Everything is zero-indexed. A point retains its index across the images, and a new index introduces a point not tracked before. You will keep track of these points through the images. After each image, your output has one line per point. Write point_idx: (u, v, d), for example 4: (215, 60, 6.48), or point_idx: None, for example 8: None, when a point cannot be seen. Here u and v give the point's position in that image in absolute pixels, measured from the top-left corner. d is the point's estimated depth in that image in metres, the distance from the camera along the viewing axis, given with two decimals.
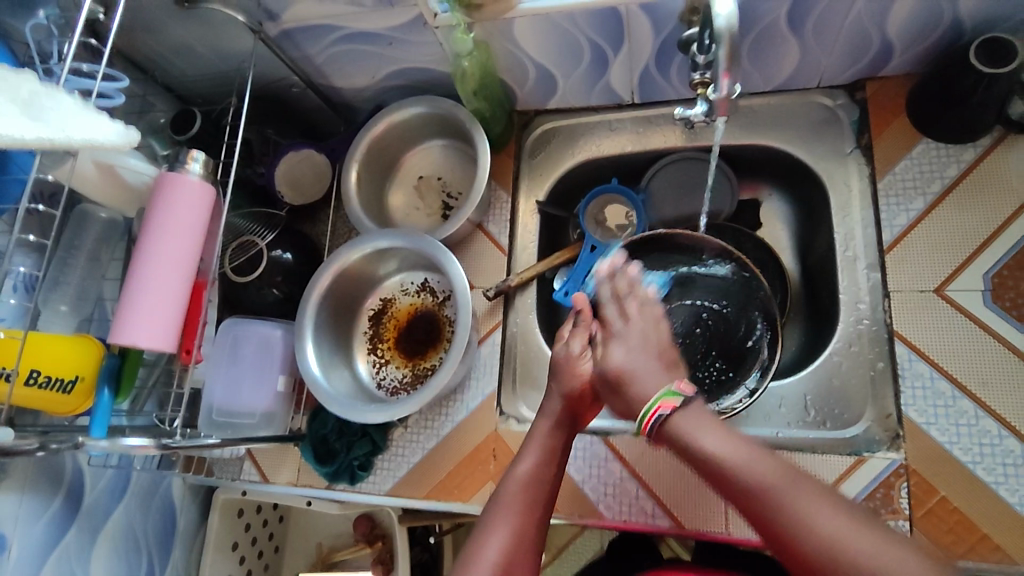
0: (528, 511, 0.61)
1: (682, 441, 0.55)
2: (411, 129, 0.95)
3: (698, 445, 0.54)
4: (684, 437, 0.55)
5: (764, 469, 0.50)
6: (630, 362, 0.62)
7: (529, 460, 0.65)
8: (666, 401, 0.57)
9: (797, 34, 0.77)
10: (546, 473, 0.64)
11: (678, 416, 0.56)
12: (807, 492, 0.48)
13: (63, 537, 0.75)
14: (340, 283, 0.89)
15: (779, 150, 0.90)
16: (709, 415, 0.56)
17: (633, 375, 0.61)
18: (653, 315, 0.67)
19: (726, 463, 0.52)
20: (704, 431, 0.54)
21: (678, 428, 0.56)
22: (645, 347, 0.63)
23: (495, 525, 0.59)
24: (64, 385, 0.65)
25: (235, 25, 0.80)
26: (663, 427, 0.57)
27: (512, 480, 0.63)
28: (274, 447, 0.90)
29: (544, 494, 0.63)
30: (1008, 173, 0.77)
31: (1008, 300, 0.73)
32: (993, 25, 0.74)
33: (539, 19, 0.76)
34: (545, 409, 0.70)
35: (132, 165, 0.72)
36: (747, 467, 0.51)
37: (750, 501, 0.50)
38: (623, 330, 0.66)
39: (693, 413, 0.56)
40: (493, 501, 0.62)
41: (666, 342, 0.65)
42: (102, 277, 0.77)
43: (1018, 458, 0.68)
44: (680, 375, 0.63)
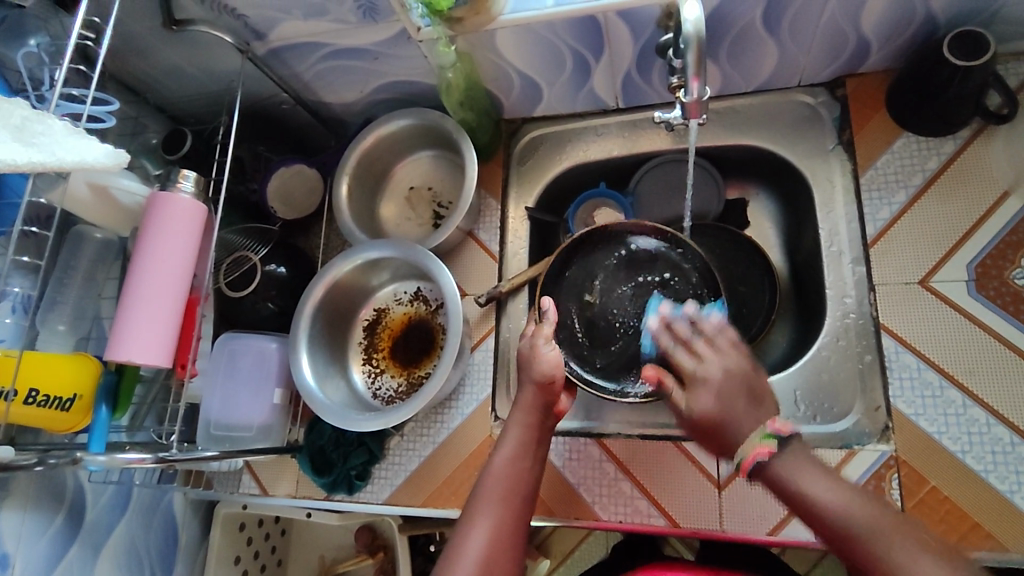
0: (507, 501, 0.63)
1: (784, 486, 0.55)
2: (399, 141, 0.97)
3: (803, 491, 0.54)
4: (789, 481, 0.55)
5: (877, 521, 0.51)
6: (719, 408, 0.61)
7: (506, 450, 0.67)
8: (762, 445, 0.56)
9: (774, 34, 0.78)
10: (523, 463, 0.66)
11: (778, 460, 0.56)
12: (920, 549, 0.49)
13: (66, 554, 0.76)
14: (333, 296, 0.90)
15: (762, 149, 0.91)
16: (808, 456, 0.56)
17: (727, 421, 0.60)
18: (727, 347, 0.66)
19: (833, 511, 0.53)
20: (811, 479, 0.54)
21: (779, 471, 0.56)
22: (729, 384, 0.62)
23: (476, 518, 0.61)
24: (63, 403, 0.66)
25: (223, 46, 0.81)
26: (762, 469, 0.56)
27: (490, 472, 0.65)
28: (273, 459, 0.91)
29: (523, 483, 0.65)
30: (988, 163, 0.78)
31: (992, 289, 0.74)
32: (966, 19, 0.75)
33: (520, 29, 0.77)
34: (519, 398, 0.71)
35: (127, 186, 0.73)
36: (860, 520, 0.51)
37: (860, 552, 0.51)
38: (700, 372, 0.64)
39: (793, 452, 0.56)
40: (474, 494, 0.64)
41: (749, 372, 0.63)
42: (99, 296, 0.79)
43: (1007, 446, 0.68)
44: (768, 406, 0.62)
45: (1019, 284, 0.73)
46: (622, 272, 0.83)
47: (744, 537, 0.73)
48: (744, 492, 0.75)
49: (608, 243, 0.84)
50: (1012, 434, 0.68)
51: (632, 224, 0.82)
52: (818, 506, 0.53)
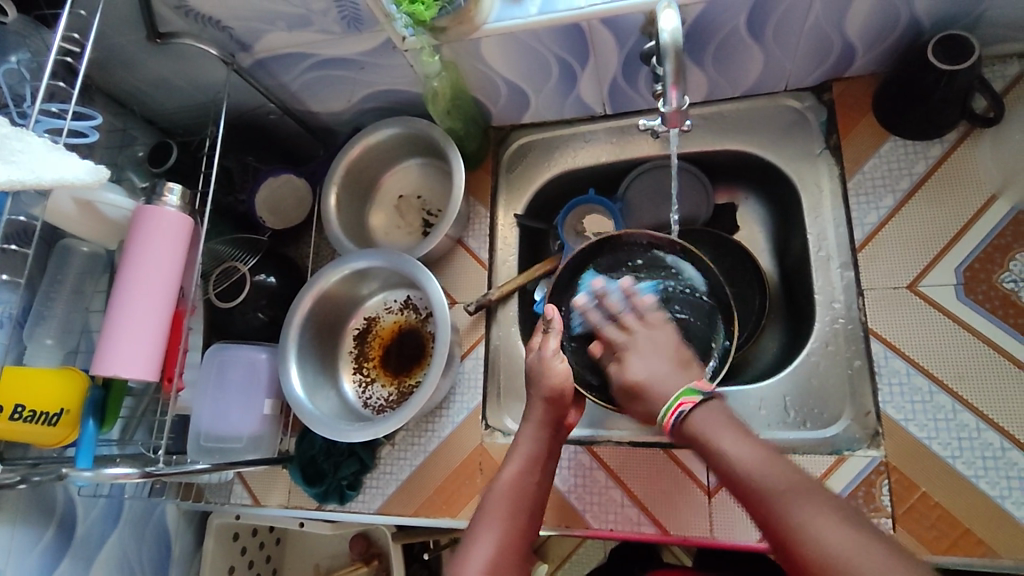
0: (511, 518, 0.62)
1: (701, 442, 0.58)
2: (387, 150, 0.97)
3: (714, 446, 0.57)
4: (704, 436, 0.58)
5: (777, 474, 0.52)
6: (648, 372, 0.64)
7: (514, 465, 0.66)
8: (685, 399, 0.60)
9: (758, 40, 0.78)
10: (531, 478, 0.65)
11: (696, 414, 0.59)
12: (815, 500, 0.50)
13: (56, 569, 0.76)
14: (322, 305, 0.90)
15: (750, 154, 0.91)
16: (726, 416, 0.59)
17: (651, 384, 0.64)
18: (658, 322, 0.70)
19: (738, 465, 0.54)
20: (722, 434, 0.57)
21: (696, 426, 0.59)
22: (658, 352, 0.66)
23: (480, 531, 0.61)
24: (49, 418, 0.66)
25: (208, 57, 0.81)
26: (682, 425, 0.60)
27: (496, 487, 0.65)
28: (264, 470, 0.91)
29: (530, 498, 0.64)
30: (975, 167, 0.78)
31: (981, 292, 0.74)
32: (950, 23, 0.75)
33: (504, 38, 0.77)
34: (529, 413, 0.70)
35: (111, 201, 0.73)
36: (759, 471, 0.53)
37: (758, 503, 0.52)
38: (633, 341, 0.68)
39: (711, 410, 0.59)
40: (479, 509, 0.64)
41: (678, 344, 0.68)
42: (87, 309, 0.79)
43: (997, 451, 0.68)
44: (694, 371, 0.66)
45: (1007, 288, 0.73)
46: (628, 287, 0.77)
47: (735, 544, 0.73)
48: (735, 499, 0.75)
49: (606, 260, 0.78)
50: (1002, 439, 0.68)
51: (633, 233, 0.77)
52: (727, 462, 0.55)
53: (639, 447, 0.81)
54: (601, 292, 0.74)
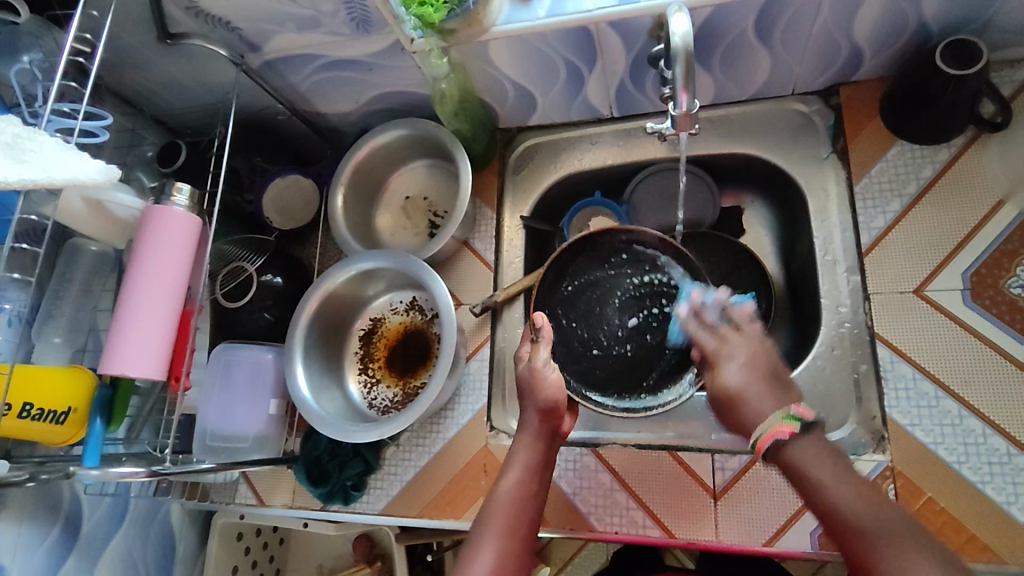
0: (513, 525, 0.61)
1: (795, 472, 0.55)
2: (394, 151, 0.97)
3: (811, 480, 0.54)
4: (800, 464, 0.55)
5: (881, 517, 0.50)
6: (744, 382, 0.61)
7: (513, 474, 0.66)
8: (783, 426, 0.56)
9: (766, 44, 0.78)
10: (530, 488, 0.65)
11: (793, 445, 0.55)
12: (917, 551, 0.48)
13: (61, 567, 0.76)
14: (329, 306, 0.90)
15: (757, 157, 0.91)
16: (828, 449, 0.55)
17: (744, 398, 0.60)
18: (756, 336, 0.66)
19: (834, 502, 0.52)
20: (822, 468, 0.54)
21: (791, 457, 0.55)
22: (755, 363, 0.63)
23: (481, 540, 0.59)
24: (57, 416, 0.66)
25: (218, 58, 0.82)
26: (776, 450, 0.56)
27: (497, 496, 0.64)
28: (269, 470, 0.91)
29: (529, 507, 0.64)
30: (982, 172, 0.78)
31: (988, 298, 0.74)
32: (959, 28, 0.75)
33: (513, 40, 0.78)
34: (525, 423, 0.70)
35: (120, 200, 0.73)
36: (862, 513, 0.51)
37: (855, 546, 0.50)
38: (729, 351, 0.65)
39: (811, 441, 0.56)
40: (480, 515, 0.63)
41: (775, 361, 0.64)
42: (95, 308, 0.79)
43: (1003, 457, 0.68)
44: (791, 394, 0.61)
45: (1014, 293, 0.73)
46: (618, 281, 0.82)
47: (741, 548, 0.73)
48: (740, 502, 0.75)
49: (603, 251, 0.83)
50: (1008, 444, 0.68)
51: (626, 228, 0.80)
52: (824, 498, 0.53)
53: (644, 450, 0.81)
54: (696, 304, 0.72)
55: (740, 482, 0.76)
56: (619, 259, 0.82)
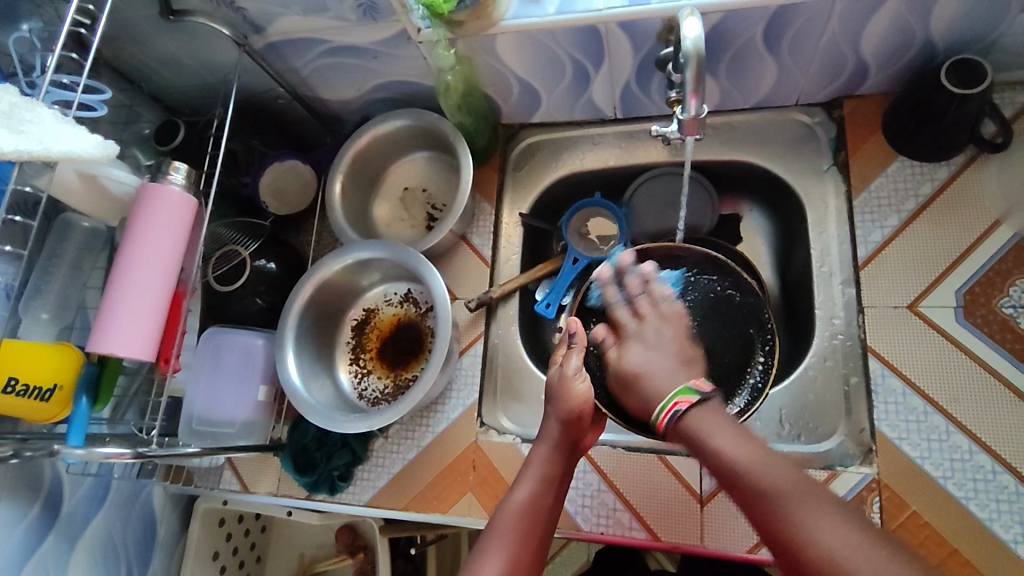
0: (522, 540, 0.60)
1: (694, 439, 0.54)
2: (395, 141, 0.96)
3: (712, 445, 0.53)
4: (696, 433, 0.54)
5: (780, 475, 0.49)
6: (644, 363, 0.62)
7: (527, 487, 0.65)
8: (682, 397, 0.56)
9: (773, 52, 0.78)
10: (546, 499, 0.64)
11: (691, 413, 0.55)
12: (818, 504, 0.47)
13: (41, 545, 0.75)
14: (322, 294, 0.89)
15: (758, 166, 0.91)
16: (725, 415, 0.55)
17: (647, 376, 0.61)
18: (676, 317, 0.67)
19: (738, 463, 0.51)
20: (716, 432, 0.53)
21: (692, 426, 0.55)
22: (663, 347, 0.63)
23: (489, 551, 0.59)
24: (43, 393, 0.65)
25: (220, 37, 0.81)
26: (678, 424, 0.56)
27: (508, 506, 0.63)
28: (254, 457, 0.90)
29: (541, 520, 0.63)
30: (980, 191, 0.78)
31: (980, 316, 0.74)
32: (964, 47, 0.76)
33: (521, 35, 0.77)
34: (543, 432, 0.69)
35: (116, 176, 0.72)
36: (757, 471, 0.50)
37: (760, 504, 0.49)
38: (637, 330, 0.66)
39: (709, 411, 0.55)
40: (488, 527, 0.62)
41: (685, 339, 0.65)
42: (84, 285, 0.78)
43: (988, 474, 0.69)
44: (697, 370, 0.62)
45: (1006, 313, 0.74)
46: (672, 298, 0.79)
47: (724, 553, 0.73)
48: (725, 508, 0.75)
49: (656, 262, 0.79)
50: (993, 462, 0.69)
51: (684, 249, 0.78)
52: (729, 460, 0.51)
53: (633, 451, 0.81)
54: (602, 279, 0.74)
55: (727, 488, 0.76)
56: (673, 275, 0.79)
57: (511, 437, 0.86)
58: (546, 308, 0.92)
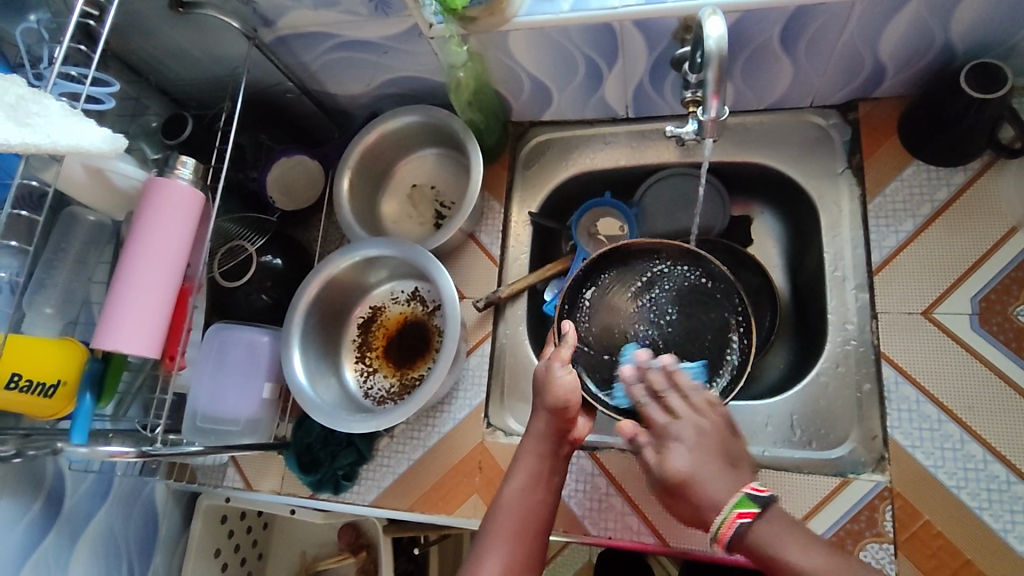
0: (517, 537, 0.61)
1: (764, 555, 0.51)
2: (403, 138, 0.95)
3: (785, 560, 0.50)
4: (766, 548, 0.51)
5: None
6: (693, 466, 0.56)
7: (518, 483, 0.65)
8: (741, 510, 0.53)
9: (790, 54, 0.77)
10: (539, 492, 0.65)
11: (757, 525, 0.52)
12: None
13: (42, 542, 0.74)
14: (328, 292, 0.88)
15: (771, 168, 0.90)
16: (789, 521, 0.52)
17: (695, 482, 0.55)
18: (710, 411, 0.62)
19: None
20: (787, 546, 0.50)
21: (761, 540, 0.51)
22: (702, 445, 0.58)
23: (487, 551, 0.60)
24: (46, 389, 0.65)
25: (230, 30, 0.80)
26: (743, 538, 0.52)
27: (503, 503, 0.64)
28: (259, 454, 0.89)
29: (535, 515, 0.63)
30: (997, 197, 0.77)
31: (995, 324, 0.73)
32: (984, 51, 0.75)
33: (534, 32, 0.76)
34: (533, 425, 0.69)
35: (122, 169, 0.71)
36: None
37: None
38: (675, 428, 0.60)
39: (772, 521, 0.52)
40: (484, 526, 0.63)
41: (728, 435, 0.60)
42: (89, 280, 0.77)
43: (1003, 484, 0.68)
44: (746, 472, 0.57)
45: (1021, 321, 0.73)
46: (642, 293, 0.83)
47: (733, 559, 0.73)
48: None
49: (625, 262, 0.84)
50: (1008, 471, 0.68)
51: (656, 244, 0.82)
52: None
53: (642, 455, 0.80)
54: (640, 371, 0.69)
55: None
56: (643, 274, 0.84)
57: (518, 438, 0.85)
58: (555, 309, 0.91)
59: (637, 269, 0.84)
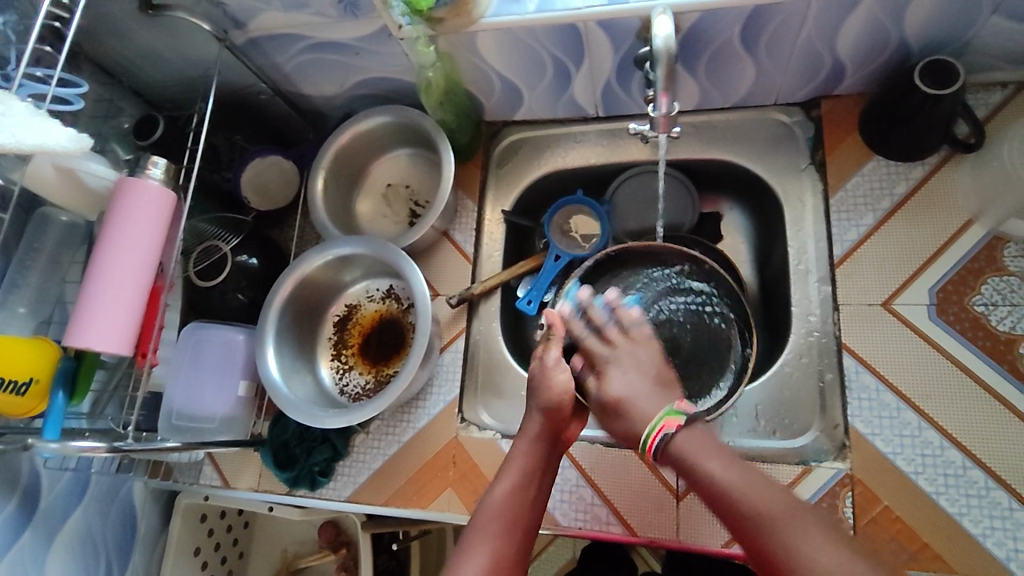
0: (504, 533, 0.60)
1: (684, 463, 0.57)
2: (377, 138, 0.96)
3: (698, 468, 0.56)
4: (688, 459, 0.57)
5: (764, 498, 0.52)
6: (628, 390, 0.64)
7: (506, 483, 0.65)
8: (670, 419, 0.60)
9: (750, 52, 0.79)
10: (527, 492, 0.64)
11: (679, 436, 0.59)
12: (808, 525, 0.50)
13: (19, 539, 0.75)
14: (304, 290, 0.89)
15: (737, 165, 0.92)
16: (710, 439, 0.58)
17: (630, 402, 0.63)
18: (642, 339, 0.69)
19: (731, 488, 0.53)
20: (709, 458, 0.56)
21: (679, 448, 0.58)
22: (640, 370, 0.65)
23: (473, 545, 0.59)
24: (18, 387, 0.66)
25: (201, 33, 0.81)
26: (666, 447, 0.59)
27: (493, 499, 0.63)
28: (236, 452, 0.90)
29: (522, 514, 0.62)
30: (955, 191, 0.79)
31: (952, 314, 0.75)
32: (938, 49, 0.77)
33: (501, 33, 0.78)
34: (526, 425, 0.69)
35: (94, 170, 0.72)
36: (747, 494, 0.52)
37: (750, 529, 0.51)
38: (615, 356, 0.67)
39: (696, 436, 0.59)
40: (469, 525, 0.62)
41: (662, 364, 0.67)
42: (62, 280, 0.77)
43: (958, 469, 0.70)
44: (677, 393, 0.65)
45: (977, 310, 0.75)
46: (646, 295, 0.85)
47: (701, 548, 0.74)
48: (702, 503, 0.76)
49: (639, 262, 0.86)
50: (964, 457, 0.70)
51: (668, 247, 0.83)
52: (715, 481, 0.54)
53: (612, 447, 0.82)
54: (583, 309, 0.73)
55: None
56: (654, 274, 0.86)
57: (491, 432, 0.86)
58: (528, 305, 0.93)
59: (642, 269, 0.86)
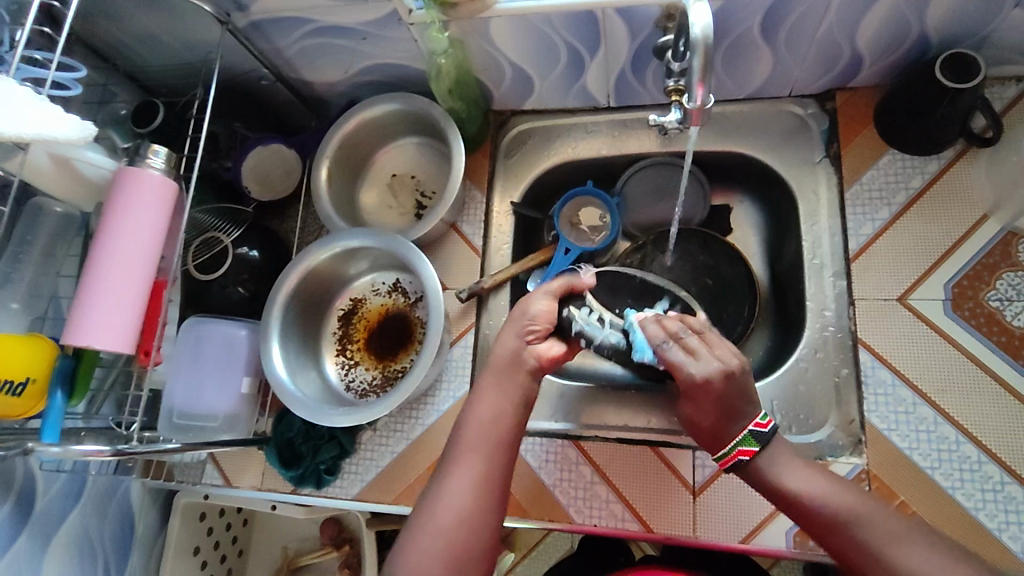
0: (487, 451, 0.62)
1: (763, 478, 0.59)
2: (383, 126, 0.94)
3: (781, 483, 0.58)
4: (767, 474, 0.59)
5: (847, 502, 0.55)
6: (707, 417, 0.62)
7: (488, 399, 0.65)
8: (744, 448, 0.60)
9: (770, 43, 0.78)
10: (505, 410, 0.65)
11: (762, 459, 0.60)
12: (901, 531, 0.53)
13: (14, 543, 0.72)
14: (309, 283, 0.87)
15: (750, 157, 0.91)
16: (787, 449, 0.61)
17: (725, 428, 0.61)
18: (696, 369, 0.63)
19: (814, 496, 0.56)
20: (786, 470, 0.59)
21: (761, 466, 0.60)
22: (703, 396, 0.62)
23: (455, 465, 0.61)
24: (13, 387, 0.62)
25: (202, 15, 0.77)
26: (747, 468, 0.60)
27: (471, 425, 0.64)
28: (238, 450, 0.88)
29: (505, 437, 0.63)
30: (970, 185, 0.79)
31: (967, 309, 0.75)
32: (957, 41, 0.76)
33: (515, 18, 0.75)
34: (502, 348, 0.70)
35: (90, 159, 0.69)
36: (834, 504, 0.56)
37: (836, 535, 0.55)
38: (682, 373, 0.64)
39: (775, 449, 0.60)
40: (451, 449, 0.63)
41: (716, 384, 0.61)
42: (57, 274, 0.74)
43: (974, 464, 0.70)
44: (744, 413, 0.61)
45: (992, 306, 0.75)
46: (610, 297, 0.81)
47: (717, 544, 0.74)
48: (718, 499, 0.76)
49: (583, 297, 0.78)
50: (980, 452, 0.70)
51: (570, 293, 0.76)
52: (801, 492, 0.57)
53: (627, 443, 0.81)
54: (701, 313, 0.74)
55: (720, 478, 0.76)
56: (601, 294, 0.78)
57: None
58: None
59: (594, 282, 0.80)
